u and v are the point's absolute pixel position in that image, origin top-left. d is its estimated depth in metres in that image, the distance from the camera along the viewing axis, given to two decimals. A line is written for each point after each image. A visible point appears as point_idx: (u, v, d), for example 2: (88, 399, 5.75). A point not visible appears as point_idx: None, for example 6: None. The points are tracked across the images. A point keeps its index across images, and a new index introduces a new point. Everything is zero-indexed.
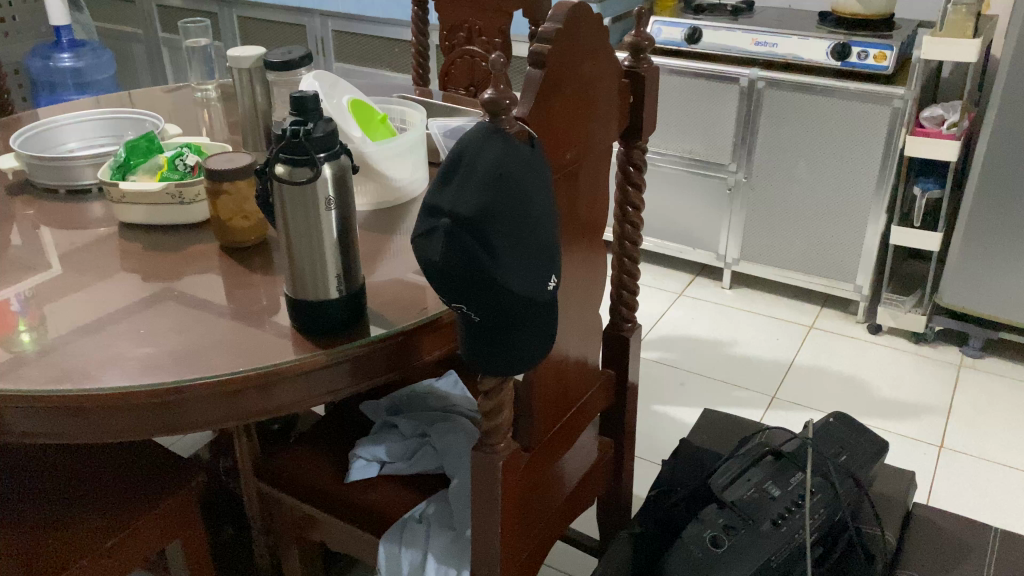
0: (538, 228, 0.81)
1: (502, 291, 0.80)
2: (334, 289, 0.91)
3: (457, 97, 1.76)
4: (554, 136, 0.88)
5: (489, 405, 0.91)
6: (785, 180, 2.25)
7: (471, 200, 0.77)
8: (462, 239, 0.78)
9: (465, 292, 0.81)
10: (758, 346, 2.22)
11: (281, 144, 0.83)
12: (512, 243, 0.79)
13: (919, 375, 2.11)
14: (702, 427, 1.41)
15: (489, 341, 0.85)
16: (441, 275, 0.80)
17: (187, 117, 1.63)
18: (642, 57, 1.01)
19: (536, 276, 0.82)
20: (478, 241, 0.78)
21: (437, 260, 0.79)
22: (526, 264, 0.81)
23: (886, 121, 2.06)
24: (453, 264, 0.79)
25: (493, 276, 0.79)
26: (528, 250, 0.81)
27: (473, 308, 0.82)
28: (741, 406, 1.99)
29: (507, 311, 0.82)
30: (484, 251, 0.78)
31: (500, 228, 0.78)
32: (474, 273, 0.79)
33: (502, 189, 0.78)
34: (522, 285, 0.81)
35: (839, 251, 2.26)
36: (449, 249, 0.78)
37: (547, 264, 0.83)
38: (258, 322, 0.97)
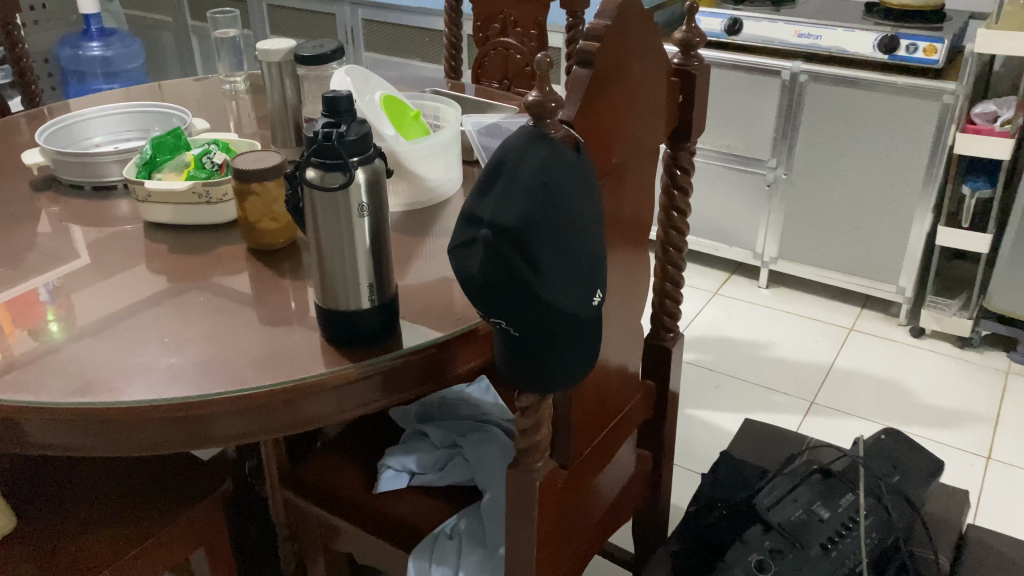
0: (584, 241, 0.76)
1: (545, 307, 0.75)
2: (365, 300, 0.87)
3: (491, 91, 1.71)
4: (600, 140, 0.83)
5: (527, 423, 0.87)
6: (828, 176, 2.18)
7: (513, 210, 0.72)
8: (503, 252, 0.73)
9: (504, 308, 0.76)
10: (796, 348, 2.15)
11: (312, 147, 0.79)
12: (557, 258, 0.74)
13: (964, 381, 2.03)
14: (742, 440, 1.36)
15: (529, 358, 0.80)
16: (481, 290, 0.75)
17: (215, 110, 1.59)
18: (693, 55, 0.95)
19: (581, 291, 0.77)
20: (521, 255, 0.73)
21: (476, 273, 0.75)
22: (570, 279, 0.76)
23: (936, 118, 1.98)
24: (493, 279, 0.74)
25: (536, 293, 0.74)
26: (573, 266, 0.76)
27: (513, 325, 0.77)
28: (777, 412, 1.93)
29: (550, 328, 0.77)
30: (527, 265, 0.73)
31: (543, 240, 0.73)
32: (516, 290, 0.74)
33: (546, 200, 0.73)
34: (566, 302, 0.76)
35: (882, 251, 2.18)
36: (489, 262, 0.73)
37: (593, 278, 0.78)
38: (288, 330, 0.93)
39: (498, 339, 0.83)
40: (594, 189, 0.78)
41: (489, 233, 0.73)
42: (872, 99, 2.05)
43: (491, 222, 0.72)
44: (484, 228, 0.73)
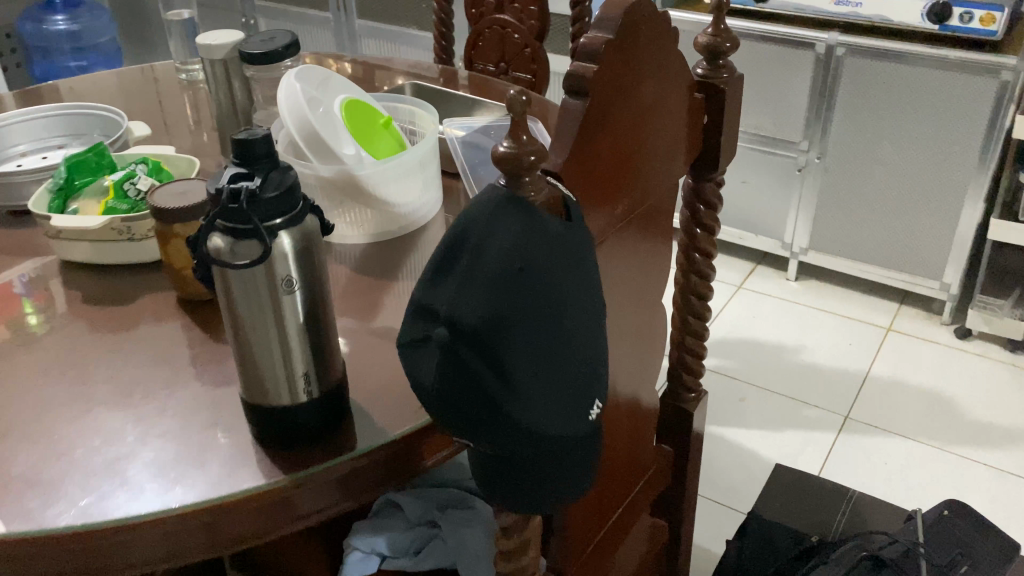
0: (579, 343, 0.56)
1: (523, 434, 0.56)
2: (302, 393, 0.68)
3: (486, 78, 1.50)
4: (599, 191, 0.63)
5: (510, 545, 0.68)
6: (866, 161, 1.96)
7: (477, 305, 0.52)
8: (465, 360, 0.53)
9: (469, 431, 0.57)
10: (827, 354, 1.96)
11: (215, 209, 0.59)
12: (539, 368, 0.54)
13: (1015, 391, 1.83)
14: (773, 494, 1.17)
15: (507, 488, 0.61)
16: (440, 407, 0.56)
17: (171, 104, 1.40)
18: (721, 65, 0.74)
19: (574, 410, 0.57)
20: (488, 366, 0.53)
21: (432, 383, 0.56)
22: (558, 395, 0.56)
23: (993, 97, 1.75)
24: (453, 394, 0.55)
25: (510, 417, 0.55)
26: (565, 379, 0.56)
27: (484, 449, 0.58)
28: (808, 429, 1.76)
29: (532, 458, 0.58)
30: (497, 379, 0.54)
31: (521, 346, 0.53)
32: (482, 411, 0.55)
33: (525, 292, 0.53)
34: (552, 425, 0.56)
35: (926, 243, 1.97)
36: (446, 373, 0.54)
37: (591, 392, 0.58)
38: (211, 414, 0.74)
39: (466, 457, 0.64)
40: (595, 270, 0.57)
41: (446, 334, 0.53)
42: (919, 76, 1.81)
43: (447, 319, 0.53)
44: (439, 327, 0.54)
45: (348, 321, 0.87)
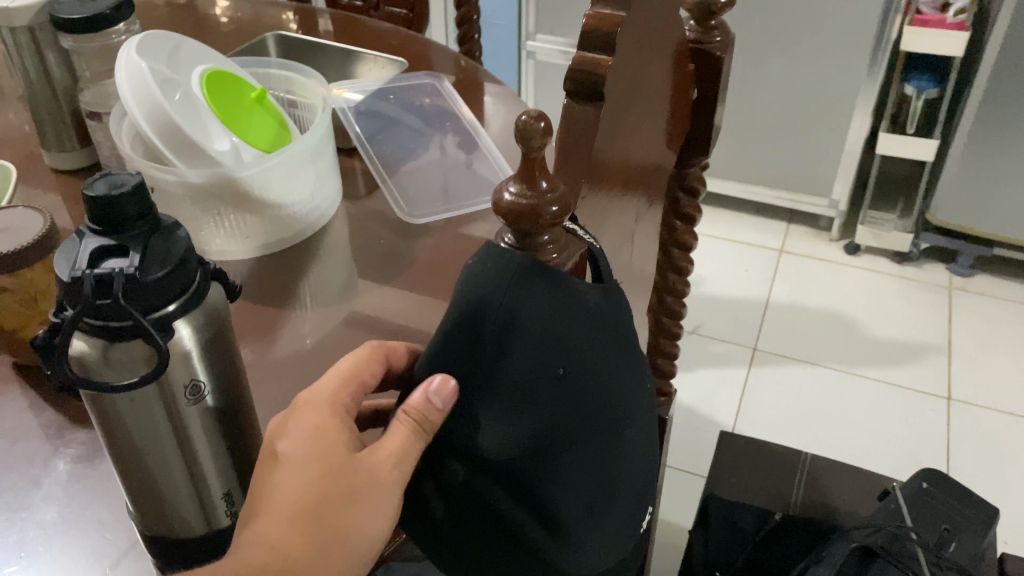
0: (625, 452, 0.46)
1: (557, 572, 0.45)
2: (224, 516, 0.50)
3: (355, 16, 1.29)
4: (590, 215, 0.49)
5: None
6: (753, 79, 1.88)
7: (507, 433, 0.40)
8: (489, 497, 0.42)
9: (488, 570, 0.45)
10: (727, 283, 1.92)
11: (74, 307, 0.40)
12: (582, 494, 0.43)
13: (908, 304, 1.85)
14: (724, 468, 1.09)
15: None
16: (452, 545, 0.44)
17: None
18: (713, 26, 0.58)
19: (611, 534, 0.47)
20: (522, 502, 0.42)
21: (442, 516, 0.43)
22: (603, 520, 0.46)
23: (880, 9, 1.68)
24: (472, 532, 0.43)
25: (544, 557, 0.44)
26: (607, 499, 0.45)
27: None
28: (721, 367, 1.71)
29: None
30: (531, 515, 0.43)
31: (565, 475, 0.42)
32: (510, 553, 0.44)
33: (568, 403, 0.41)
34: (595, 556, 0.46)
35: (814, 159, 1.94)
36: (465, 512, 0.43)
37: (633, 505, 0.48)
38: (91, 541, 0.54)
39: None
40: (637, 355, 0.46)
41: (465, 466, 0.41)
42: None
43: (466, 446, 0.41)
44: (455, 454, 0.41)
45: (253, 372, 0.68)
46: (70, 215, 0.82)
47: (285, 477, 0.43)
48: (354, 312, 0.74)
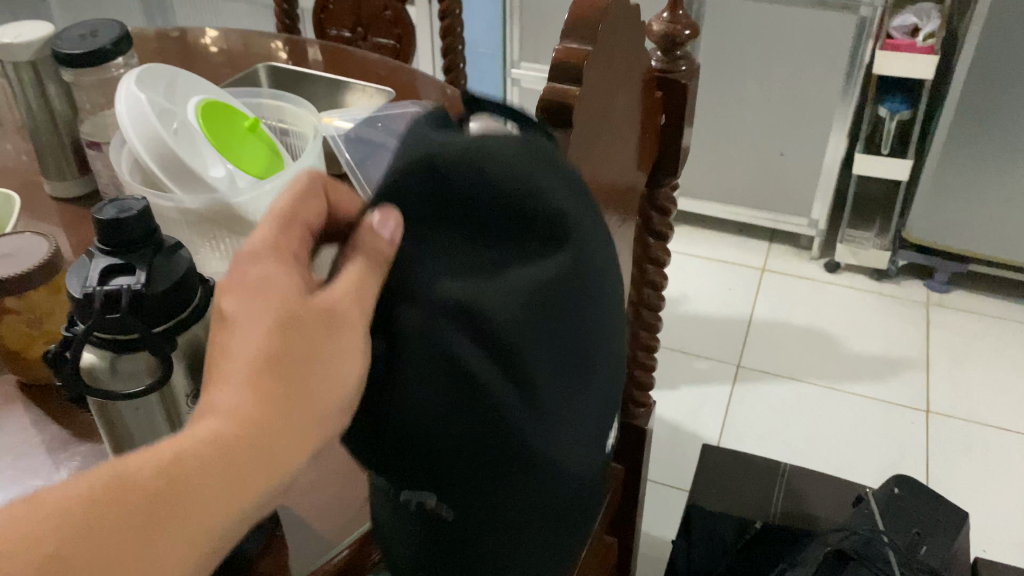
0: (575, 318, 0.50)
1: (519, 436, 0.48)
2: None
3: (343, 47, 1.33)
4: None
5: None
6: (733, 103, 1.93)
7: (466, 264, 0.45)
8: (458, 339, 0.44)
9: (453, 437, 0.46)
10: (711, 301, 1.96)
11: (84, 321, 0.43)
12: (541, 346, 0.48)
13: (887, 320, 1.90)
14: (704, 480, 1.13)
15: (462, 533, 0.51)
16: (419, 413, 0.45)
17: None
18: (678, 56, 0.63)
19: (567, 409, 0.51)
20: (488, 344, 0.45)
21: (405, 375, 0.44)
22: (556, 386, 0.50)
23: (852, 34, 1.75)
24: (440, 385, 0.45)
25: (503, 412, 0.47)
26: (562, 369, 0.50)
27: (460, 470, 0.47)
28: (705, 383, 1.75)
29: (521, 471, 0.49)
30: (497, 362, 0.46)
31: (525, 314, 0.46)
32: (477, 403, 0.46)
33: (527, 239, 0.47)
34: (547, 425, 0.50)
35: (793, 179, 1.99)
36: (429, 365, 0.44)
37: (579, 388, 0.52)
38: None
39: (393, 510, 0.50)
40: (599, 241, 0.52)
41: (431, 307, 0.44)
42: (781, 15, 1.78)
43: (426, 285, 0.44)
44: (420, 296, 0.44)
45: None
46: (69, 240, 0.85)
47: (238, 335, 0.40)
48: None
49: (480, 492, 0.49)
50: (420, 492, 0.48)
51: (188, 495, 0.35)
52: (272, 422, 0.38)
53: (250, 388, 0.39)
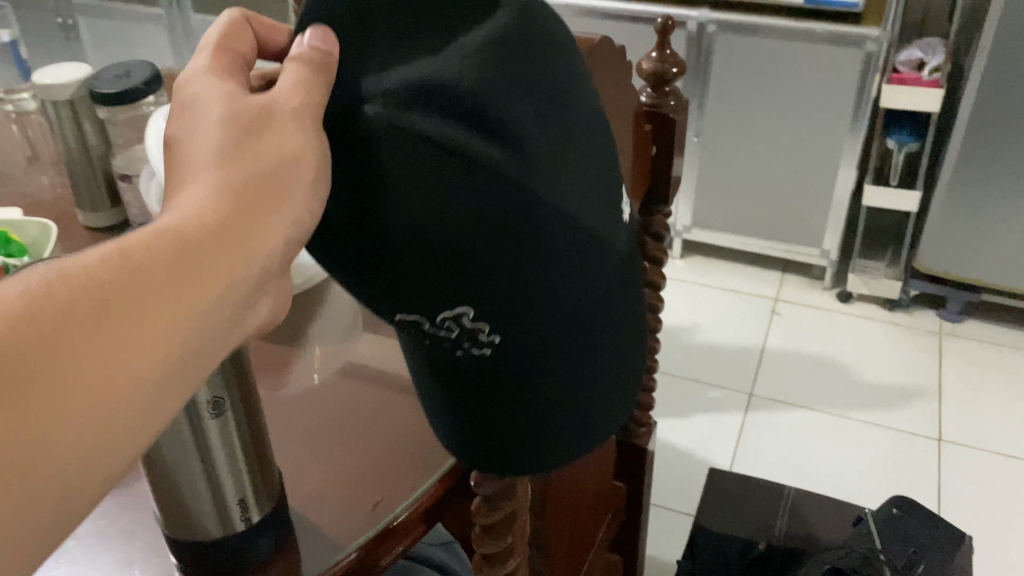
0: (555, 79, 0.48)
1: (532, 197, 0.45)
2: (239, 521, 0.57)
3: None
4: None
5: (491, 487, 0.55)
6: (744, 136, 1.98)
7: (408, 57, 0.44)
8: (429, 127, 0.43)
9: (471, 228, 0.44)
10: (724, 330, 1.99)
11: None
12: (527, 104, 0.46)
13: (900, 349, 1.91)
14: (710, 502, 1.15)
15: (526, 348, 0.49)
16: (426, 213, 0.44)
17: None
18: (668, 90, 0.67)
19: (580, 176, 0.49)
20: (468, 120, 0.44)
21: (393, 175, 0.43)
22: (559, 147, 0.47)
23: (859, 68, 1.79)
24: (437, 170, 0.43)
25: (516, 185, 0.44)
26: (558, 127, 0.48)
27: (493, 267, 0.45)
28: (718, 411, 1.77)
29: (561, 248, 0.47)
30: (483, 137, 0.44)
31: (496, 77, 0.44)
32: (479, 180, 0.44)
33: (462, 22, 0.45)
34: (568, 190, 0.47)
35: (804, 211, 2.02)
36: (416, 163, 0.43)
37: (588, 152, 0.50)
38: (122, 549, 0.61)
39: (445, 364, 0.50)
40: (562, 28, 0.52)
41: (385, 109, 0.43)
42: (789, 50, 1.83)
43: (371, 85, 0.44)
44: (377, 96, 0.43)
45: (267, 404, 0.75)
46: None
47: (196, 150, 0.41)
48: (354, 352, 0.82)
49: (525, 288, 0.47)
50: (463, 319, 0.47)
51: (133, 299, 0.33)
52: (210, 237, 0.37)
53: (111, 269, 0.34)
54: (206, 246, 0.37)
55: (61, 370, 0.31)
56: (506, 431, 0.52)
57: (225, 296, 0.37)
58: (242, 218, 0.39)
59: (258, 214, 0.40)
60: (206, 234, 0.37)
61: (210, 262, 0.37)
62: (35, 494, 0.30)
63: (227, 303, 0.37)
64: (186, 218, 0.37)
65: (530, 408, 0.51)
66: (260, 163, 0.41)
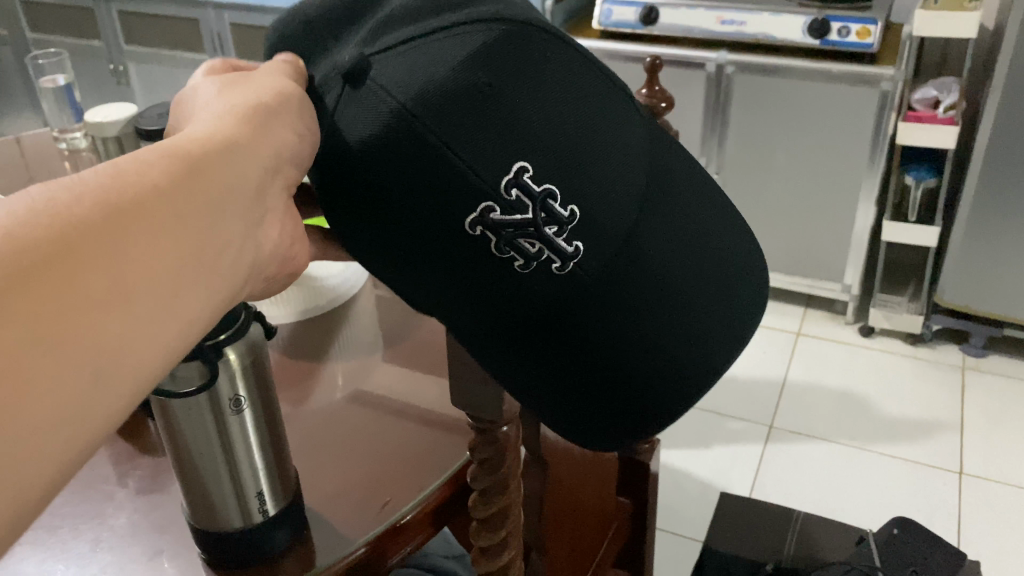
0: None
1: (492, 15, 0.53)
2: (257, 513, 0.62)
3: None
4: None
5: (487, 451, 0.59)
6: (763, 173, 2.02)
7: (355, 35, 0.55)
8: (388, 39, 0.53)
9: (481, 69, 0.51)
10: (745, 363, 2.02)
11: None
12: None
13: (922, 383, 1.92)
14: (720, 525, 1.18)
15: (580, 166, 0.53)
16: (438, 79, 0.50)
17: (50, 178, 1.29)
18: (656, 124, 0.73)
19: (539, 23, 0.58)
20: (413, 13, 0.54)
21: (386, 75, 0.51)
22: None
23: (875, 107, 1.83)
24: (427, 48, 0.52)
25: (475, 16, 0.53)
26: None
27: (518, 96, 0.51)
28: (738, 443, 1.79)
29: (559, 60, 0.54)
30: (429, 14, 0.54)
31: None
32: (452, 28, 0.52)
33: None
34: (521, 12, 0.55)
35: (824, 246, 2.06)
36: (395, 54, 0.52)
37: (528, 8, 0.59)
38: (153, 541, 0.67)
39: (524, 234, 0.53)
40: None
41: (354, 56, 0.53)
42: (806, 90, 1.88)
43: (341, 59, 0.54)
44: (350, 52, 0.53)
45: (289, 414, 0.81)
46: None
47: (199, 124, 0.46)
48: (373, 370, 0.88)
49: (541, 82, 0.52)
50: (519, 160, 0.51)
51: (155, 210, 0.38)
52: (206, 167, 0.42)
53: (138, 173, 0.39)
54: (210, 164, 0.43)
55: (113, 253, 0.36)
56: (604, 245, 0.55)
57: (229, 207, 0.43)
58: (233, 158, 0.44)
59: (251, 142, 0.46)
60: (208, 154, 0.43)
61: (214, 176, 0.42)
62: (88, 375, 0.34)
63: (231, 213, 0.43)
64: (188, 143, 0.43)
65: (608, 207, 0.54)
66: (253, 116, 0.48)
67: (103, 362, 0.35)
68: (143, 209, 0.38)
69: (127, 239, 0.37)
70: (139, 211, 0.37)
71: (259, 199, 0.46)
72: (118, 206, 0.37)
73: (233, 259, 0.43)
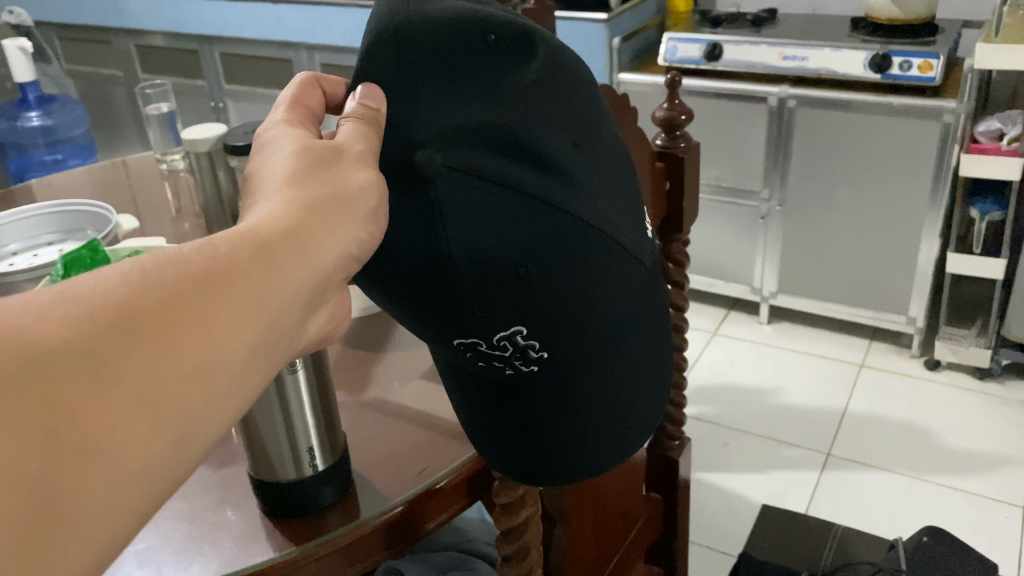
0: (576, 100, 0.61)
1: (560, 212, 0.58)
2: (308, 466, 0.71)
3: None
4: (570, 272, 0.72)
5: None
6: (827, 205, 2.05)
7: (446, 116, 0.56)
8: (471, 166, 0.56)
9: (526, 259, 0.58)
10: (805, 393, 2.03)
11: None
12: (562, 134, 0.59)
13: (988, 417, 1.89)
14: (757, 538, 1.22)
15: (571, 349, 0.62)
16: (483, 238, 0.57)
17: (152, 194, 1.44)
18: (677, 135, 0.83)
19: (603, 182, 0.62)
20: (503, 153, 0.57)
21: (451, 203, 0.56)
22: (585, 151, 0.61)
23: (937, 140, 1.84)
24: (491, 202, 0.57)
25: (544, 201, 0.58)
26: (586, 148, 0.61)
27: (543, 287, 0.59)
28: (793, 469, 1.79)
29: (596, 257, 0.61)
30: (520, 166, 0.57)
31: (526, 110, 0.58)
32: (519, 204, 0.57)
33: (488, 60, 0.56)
34: (594, 193, 0.61)
35: (889, 278, 2.06)
36: (463, 197, 0.56)
37: (603, 155, 0.63)
38: (219, 495, 0.77)
39: (497, 360, 0.62)
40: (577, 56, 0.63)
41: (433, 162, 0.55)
42: (867, 124, 1.91)
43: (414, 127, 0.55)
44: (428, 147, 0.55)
45: (344, 398, 0.90)
46: None
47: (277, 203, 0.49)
48: (425, 361, 0.97)
49: (568, 278, 0.60)
50: (516, 325, 0.60)
51: (225, 294, 0.42)
52: (273, 251, 0.46)
53: (203, 270, 0.42)
54: (268, 259, 0.45)
55: (181, 344, 0.39)
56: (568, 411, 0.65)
57: (292, 290, 0.46)
58: (299, 242, 0.48)
59: (314, 233, 0.49)
60: (278, 236, 0.47)
61: (275, 265, 0.46)
62: (150, 444, 0.38)
63: (283, 307, 0.46)
64: (268, 224, 0.47)
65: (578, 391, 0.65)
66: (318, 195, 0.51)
67: (166, 442, 0.38)
68: (202, 307, 0.41)
69: (211, 330, 0.41)
70: (204, 296, 0.41)
71: (323, 284, 0.50)
72: (191, 296, 0.41)
73: (285, 336, 0.47)
